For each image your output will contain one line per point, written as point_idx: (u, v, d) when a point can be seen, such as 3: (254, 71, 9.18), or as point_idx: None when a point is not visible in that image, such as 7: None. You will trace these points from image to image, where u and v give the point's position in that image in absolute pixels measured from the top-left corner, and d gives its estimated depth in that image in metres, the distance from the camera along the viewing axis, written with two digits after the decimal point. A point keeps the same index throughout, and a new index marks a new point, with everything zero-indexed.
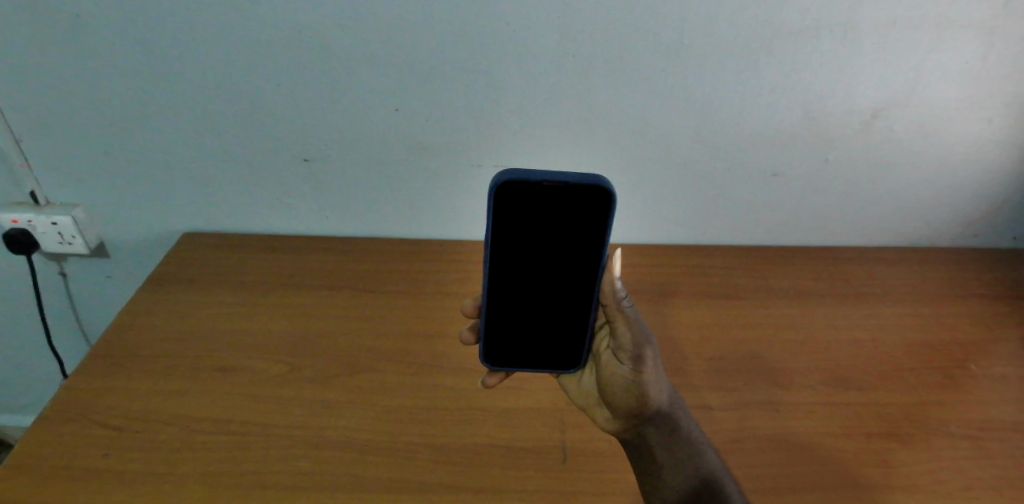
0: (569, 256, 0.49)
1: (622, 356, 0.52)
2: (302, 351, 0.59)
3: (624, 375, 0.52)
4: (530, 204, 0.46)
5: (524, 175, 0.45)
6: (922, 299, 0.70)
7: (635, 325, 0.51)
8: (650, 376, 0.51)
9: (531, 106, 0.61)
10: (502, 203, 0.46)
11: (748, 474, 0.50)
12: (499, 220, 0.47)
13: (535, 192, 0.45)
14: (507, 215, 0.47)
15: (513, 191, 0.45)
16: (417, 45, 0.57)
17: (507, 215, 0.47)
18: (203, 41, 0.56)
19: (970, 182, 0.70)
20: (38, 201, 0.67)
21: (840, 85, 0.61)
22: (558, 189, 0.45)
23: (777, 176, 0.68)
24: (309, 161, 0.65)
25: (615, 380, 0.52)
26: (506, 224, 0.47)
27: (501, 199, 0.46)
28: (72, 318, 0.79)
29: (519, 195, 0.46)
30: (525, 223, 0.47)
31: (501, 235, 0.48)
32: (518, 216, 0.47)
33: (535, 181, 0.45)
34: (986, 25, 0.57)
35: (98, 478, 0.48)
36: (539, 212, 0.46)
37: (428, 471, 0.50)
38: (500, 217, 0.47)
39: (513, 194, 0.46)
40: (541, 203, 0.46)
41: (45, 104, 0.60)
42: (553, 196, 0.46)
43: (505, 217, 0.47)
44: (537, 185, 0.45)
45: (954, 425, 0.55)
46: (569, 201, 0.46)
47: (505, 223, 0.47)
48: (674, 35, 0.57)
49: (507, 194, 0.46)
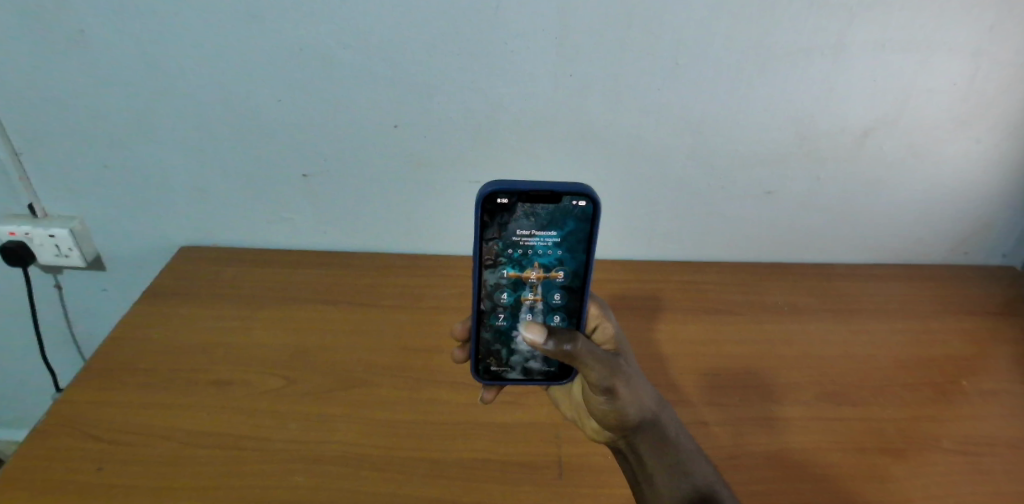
0: (553, 259, 0.49)
1: (594, 388, 0.49)
2: (298, 366, 0.59)
3: (600, 404, 0.50)
4: (517, 211, 0.47)
5: (508, 187, 0.45)
6: (915, 314, 0.71)
7: (602, 361, 0.48)
8: (627, 395, 0.49)
9: (529, 124, 0.62)
10: (489, 213, 0.46)
11: (746, 490, 0.51)
12: (486, 230, 0.47)
13: (522, 198, 0.46)
14: (494, 225, 0.47)
15: (500, 198, 0.46)
16: (416, 63, 0.58)
17: (494, 224, 0.47)
18: (204, 58, 0.57)
19: (962, 200, 0.71)
20: (36, 214, 0.67)
21: (832, 105, 0.62)
22: (543, 195, 0.46)
23: (770, 193, 0.69)
24: (308, 176, 0.65)
25: (592, 403, 0.51)
26: (494, 235, 0.48)
27: (488, 210, 0.47)
28: (68, 332, 0.79)
29: (506, 203, 0.46)
30: (512, 232, 0.48)
31: (489, 245, 0.48)
32: (506, 225, 0.47)
33: (523, 188, 0.45)
34: (973, 47, 0.59)
35: (90, 493, 0.47)
36: (526, 217, 0.47)
37: (424, 486, 0.49)
38: (488, 227, 0.47)
39: (500, 203, 0.46)
40: (527, 209, 0.47)
41: (46, 118, 0.60)
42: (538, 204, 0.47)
43: (492, 228, 0.47)
44: (524, 191, 0.46)
45: (948, 441, 0.56)
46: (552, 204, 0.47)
47: (493, 233, 0.47)
48: (669, 55, 0.58)
49: (494, 201, 0.46)
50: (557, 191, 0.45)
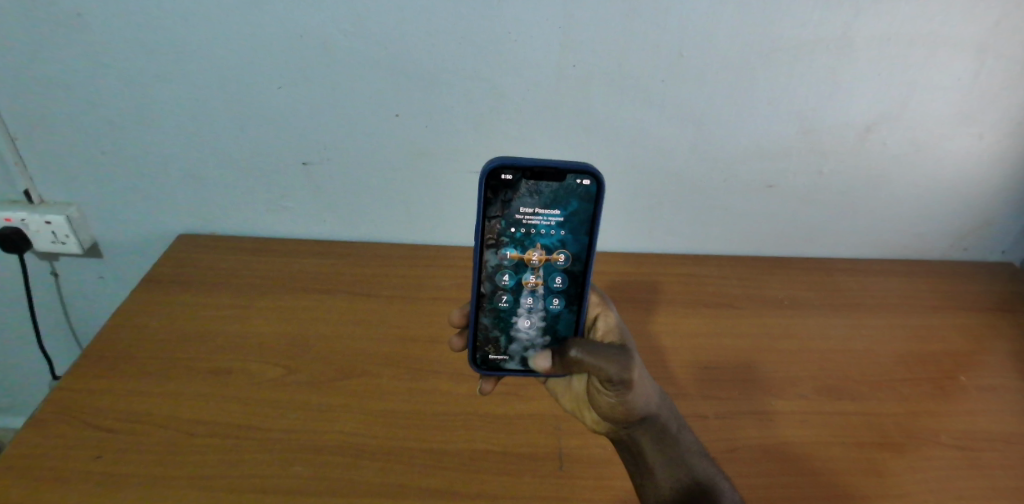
0: (557, 240, 0.49)
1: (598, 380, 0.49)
2: (299, 355, 0.59)
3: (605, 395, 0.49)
4: (521, 189, 0.47)
5: (512, 161, 0.45)
6: (913, 310, 0.71)
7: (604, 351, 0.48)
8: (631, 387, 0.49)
9: (531, 115, 0.62)
10: (493, 187, 0.46)
11: (744, 483, 0.51)
12: (489, 208, 0.47)
13: (526, 175, 0.46)
14: (498, 203, 0.47)
15: (504, 174, 0.46)
16: (417, 51, 0.57)
17: (498, 201, 0.47)
18: (201, 42, 0.56)
19: (963, 196, 0.71)
20: (31, 200, 0.66)
21: (835, 99, 0.62)
22: (548, 172, 0.46)
23: (772, 186, 0.69)
24: (308, 164, 0.65)
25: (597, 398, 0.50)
26: (497, 213, 0.48)
27: (492, 185, 0.46)
28: (65, 320, 0.79)
29: (510, 180, 0.46)
30: (515, 211, 0.48)
31: (491, 223, 0.48)
32: (509, 203, 0.47)
33: (527, 163, 0.45)
34: (978, 43, 0.59)
35: (88, 482, 0.47)
36: (530, 196, 0.47)
37: (425, 477, 0.49)
38: (491, 204, 0.47)
39: (504, 179, 0.46)
40: (531, 187, 0.47)
41: (40, 102, 0.59)
42: (543, 180, 0.47)
43: (495, 205, 0.47)
44: (528, 168, 0.46)
45: (946, 435, 0.56)
46: (557, 184, 0.47)
47: (496, 211, 0.47)
48: (673, 48, 0.58)
49: (499, 178, 0.46)
50: (562, 167, 0.45)
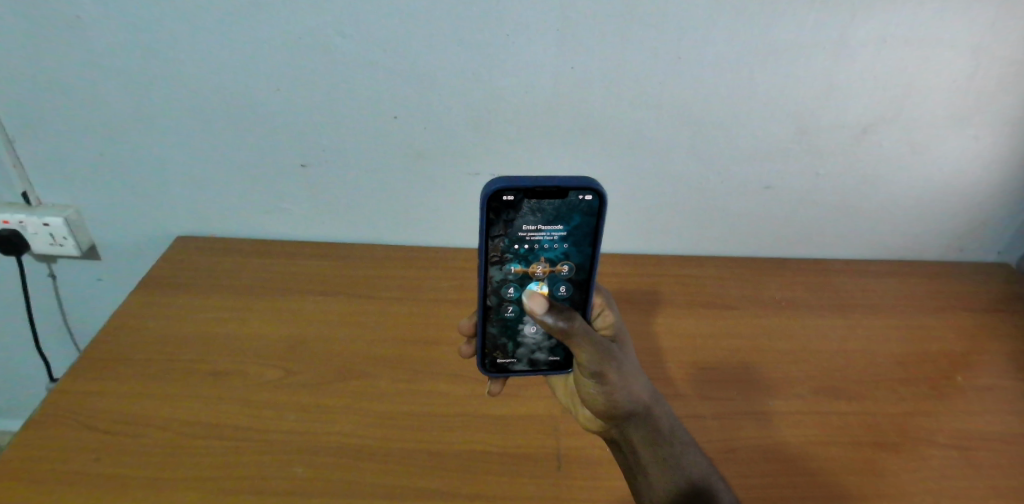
0: (560, 253, 0.49)
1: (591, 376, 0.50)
2: (298, 356, 0.59)
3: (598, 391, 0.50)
4: (524, 208, 0.47)
5: (513, 183, 0.45)
6: (911, 310, 0.71)
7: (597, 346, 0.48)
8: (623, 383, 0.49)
9: (529, 116, 0.62)
10: (495, 209, 0.46)
11: (742, 483, 0.51)
12: (492, 228, 0.47)
13: (527, 195, 0.46)
14: (500, 222, 0.47)
15: (506, 195, 0.46)
16: (415, 52, 0.57)
17: (501, 221, 0.47)
18: (199, 44, 0.56)
19: (960, 197, 0.71)
20: (30, 202, 0.66)
21: (830, 101, 0.62)
22: (550, 190, 0.46)
23: (769, 188, 0.69)
24: (307, 166, 0.65)
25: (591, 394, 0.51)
26: (500, 232, 0.47)
27: (494, 207, 0.46)
28: (63, 322, 0.78)
29: (512, 201, 0.46)
30: (518, 229, 0.48)
31: (495, 242, 0.48)
32: (512, 222, 0.47)
33: (529, 185, 0.45)
34: (973, 45, 0.59)
35: (84, 485, 0.47)
36: (532, 213, 0.47)
37: (425, 477, 0.50)
38: (493, 224, 0.47)
39: (506, 200, 0.46)
40: (533, 205, 0.47)
41: (38, 104, 0.59)
42: (546, 199, 0.46)
43: (498, 225, 0.47)
44: (529, 188, 0.45)
45: (943, 435, 0.56)
46: (559, 200, 0.47)
47: (499, 231, 0.47)
48: (669, 49, 0.58)
49: (501, 200, 0.46)
50: (564, 186, 0.45)
